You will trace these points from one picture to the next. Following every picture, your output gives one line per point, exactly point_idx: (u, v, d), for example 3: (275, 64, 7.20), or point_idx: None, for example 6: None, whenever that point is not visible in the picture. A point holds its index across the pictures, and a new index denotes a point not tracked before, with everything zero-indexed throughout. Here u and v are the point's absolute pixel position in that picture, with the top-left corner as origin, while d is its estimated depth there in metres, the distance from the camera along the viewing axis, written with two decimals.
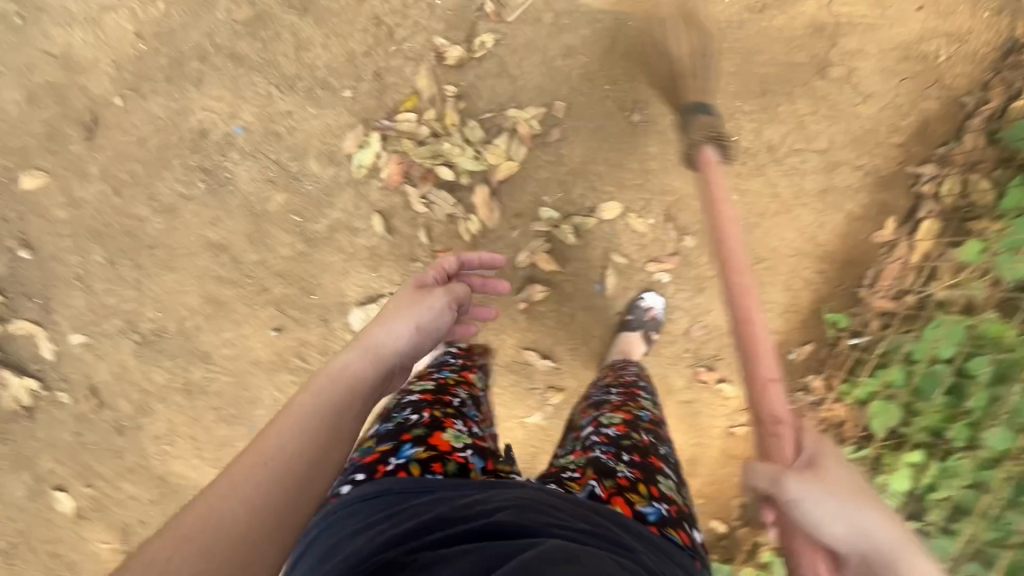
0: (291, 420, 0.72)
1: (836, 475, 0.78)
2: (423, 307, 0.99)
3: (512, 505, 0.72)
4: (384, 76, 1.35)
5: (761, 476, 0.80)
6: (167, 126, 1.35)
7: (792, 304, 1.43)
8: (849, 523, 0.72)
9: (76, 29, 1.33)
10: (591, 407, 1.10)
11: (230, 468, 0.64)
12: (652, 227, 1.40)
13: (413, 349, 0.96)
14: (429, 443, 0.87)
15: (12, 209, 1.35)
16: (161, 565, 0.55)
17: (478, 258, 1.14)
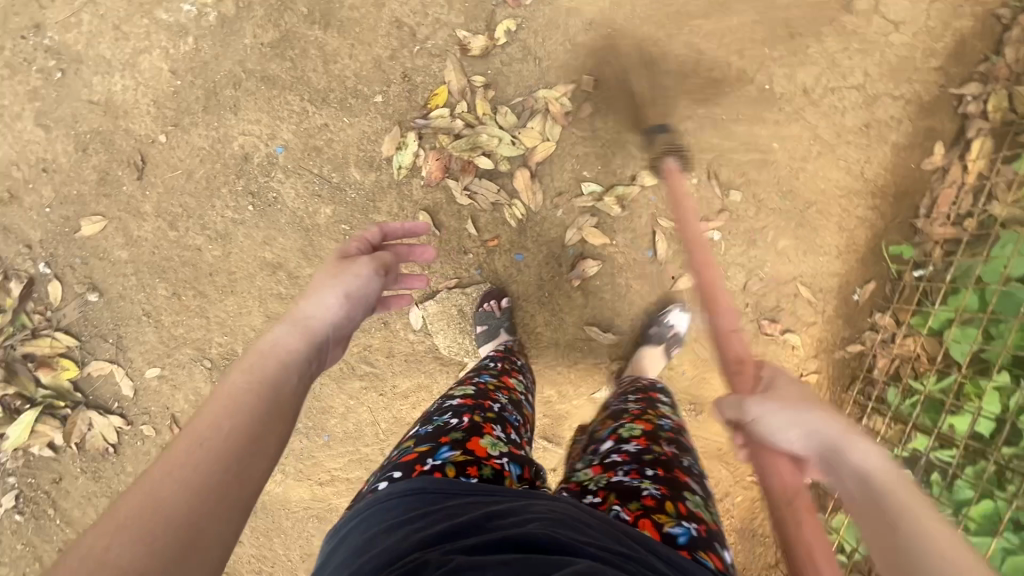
0: (223, 401, 0.64)
1: (791, 394, 0.82)
2: (348, 274, 0.88)
3: (545, 517, 0.72)
4: (412, 76, 1.38)
5: (726, 407, 0.87)
6: (211, 155, 1.39)
7: (850, 244, 1.41)
8: (801, 428, 0.75)
9: (114, 75, 1.37)
10: (610, 419, 1.09)
11: (164, 454, 0.58)
12: (696, 186, 1.40)
13: (346, 320, 0.86)
14: (466, 447, 0.91)
15: (76, 255, 1.40)
16: (95, 556, 0.48)
17: (400, 224, 0.99)
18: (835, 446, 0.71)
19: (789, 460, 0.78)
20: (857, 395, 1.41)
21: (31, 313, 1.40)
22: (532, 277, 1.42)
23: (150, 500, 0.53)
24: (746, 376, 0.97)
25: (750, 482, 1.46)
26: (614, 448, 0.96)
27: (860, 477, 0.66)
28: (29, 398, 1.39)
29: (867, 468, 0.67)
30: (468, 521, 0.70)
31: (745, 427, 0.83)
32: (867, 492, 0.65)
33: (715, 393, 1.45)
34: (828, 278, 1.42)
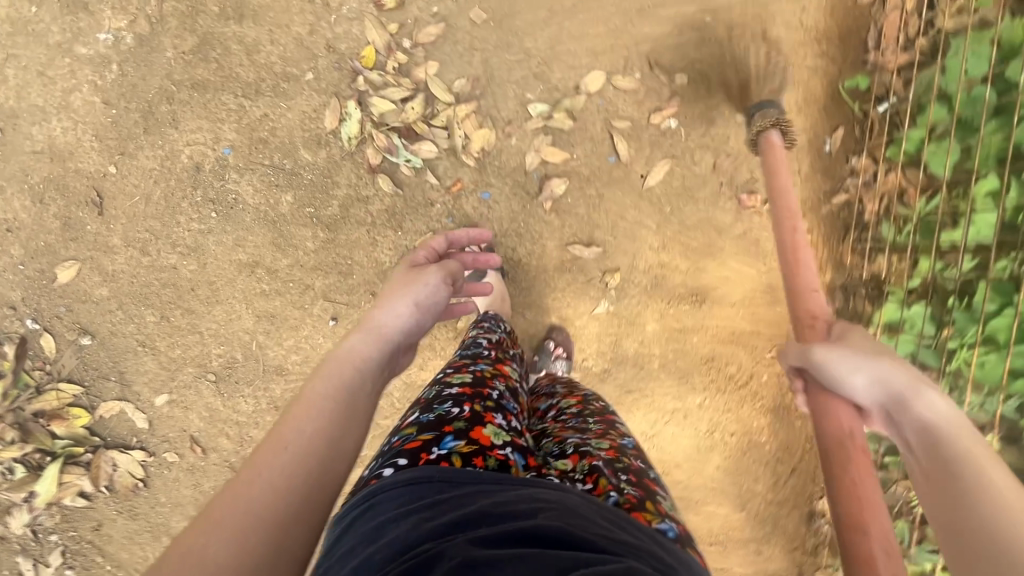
0: (306, 407, 0.74)
1: (862, 343, 0.80)
2: (419, 285, 1.04)
3: (557, 507, 0.70)
4: (336, 45, 1.37)
5: (793, 354, 0.85)
6: (163, 174, 1.40)
7: (807, 97, 1.38)
8: (872, 374, 0.74)
9: (51, 120, 1.38)
10: (567, 429, 1.01)
11: (254, 457, 0.66)
12: (641, 80, 1.38)
13: (415, 326, 1.01)
14: (471, 437, 0.83)
15: (60, 304, 1.41)
16: (198, 552, 0.55)
17: (465, 234, 1.28)
18: (900, 393, 0.71)
19: (851, 407, 0.77)
20: (854, 243, 1.38)
21: (31, 371, 1.41)
22: (504, 211, 1.41)
23: (240, 504, 0.61)
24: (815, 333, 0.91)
25: (771, 359, 1.44)
26: (587, 448, 0.93)
27: (927, 429, 0.67)
28: (50, 452, 1.40)
29: (931, 417, 0.68)
30: (477, 508, 0.68)
31: (810, 373, 0.82)
32: (929, 442, 0.66)
33: (714, 280, 1.43)
34: (795, 137, 1.39)
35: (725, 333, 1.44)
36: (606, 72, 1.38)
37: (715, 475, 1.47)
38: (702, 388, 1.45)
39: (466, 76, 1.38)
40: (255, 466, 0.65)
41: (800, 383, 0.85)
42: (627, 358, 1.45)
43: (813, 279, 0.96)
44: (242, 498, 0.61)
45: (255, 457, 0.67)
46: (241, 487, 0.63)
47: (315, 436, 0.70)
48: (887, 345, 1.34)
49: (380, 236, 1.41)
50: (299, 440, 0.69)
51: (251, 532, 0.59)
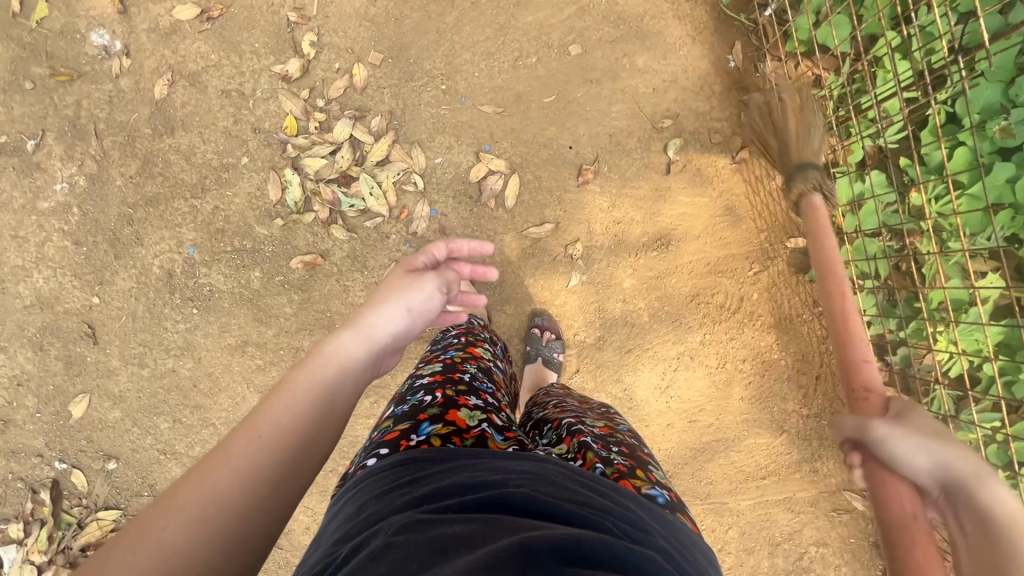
0: (292, 396, 0.66)
1: (924, 423, 0.78)
2: (411, 288, 0.86)
3: (530, 476, 0.70)
4: (261, 125, 1.48)
5: (845, 426, 0.84)
6: (142, 289, 1.49)
7: (697, 25, 1.44)
8: (935, 453, 0.72)
9: (32, 274, 1.50)
10: (564, 410, 1.06)
11: (226, 442, 0.59)
12: (539, 64, 1.47)
13: (404, 336, 0.84)
14: (447, 420, 0.85)
15: (80, 437, 1.49)
16: (157, 536, 0.50)
17: (468, 242, 0.97)
18: (963, 479, 0.69)
19: (908, 485, 0.75)
20: None
21: (70, 509, 1.47)
22: (455, 220, 1.47)
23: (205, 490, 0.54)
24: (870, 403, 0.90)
25: (754, 276, 1.43)
26: (579, 427, 0.96)
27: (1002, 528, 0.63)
28: None
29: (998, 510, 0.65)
30: (450, 481, 0.68)
31: (866, 445, 0.81)
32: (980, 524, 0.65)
33: (672, 219, 1.45)
34: (698, 64, 1.45)
35: (702, 265, 1.44)
36: (507, 68, 1.47)
37: (742, 408, 1.43)
38: (699, 326, 1.44)
39: (383, 113, 1.47)
40: (225, 453, 0.58)
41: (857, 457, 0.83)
42: (616, 319, 1.45)
43: (865, 351, 0.97)
44: (211, 482, 0.55)
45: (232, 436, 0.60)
46: (207, 472, 0.55)
47: (297, 425, 0.63)
48: (852, 223, 1.34)
49: (350, 281, 1.47)
50: (279, 427, 0.62)
51: (213, 527, 0.52)
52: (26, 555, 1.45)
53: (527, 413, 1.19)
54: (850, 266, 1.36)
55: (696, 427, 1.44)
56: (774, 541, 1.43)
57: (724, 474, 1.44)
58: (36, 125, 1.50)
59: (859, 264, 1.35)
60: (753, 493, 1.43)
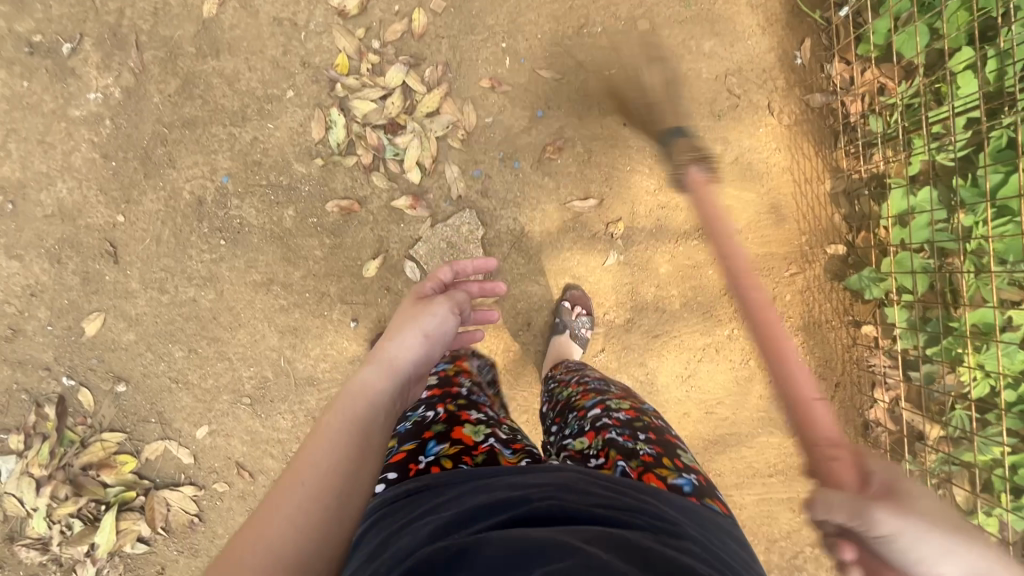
0: (326, 440, 0.76)
1: (931, 501, 0.67)
2: (426, 314, 1.03)
3: (551, 488, 0.74)
4: (310, 60, 1.43)
5: (835, 506, 0.66)
6: (169, 213, 1.45)
7: (769, 16, 1.41)
8: (963, 565, 0.62)
9: (56, 184, 1.45)
10: (591, 390, 1.10)
11: (274, 492, 0.69)
12: (604, 34, 1.43)
13: (425, 358, 1.00)
14: (453, 438, 0.92)
15: (91, 356, 1.46)
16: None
17: (469, 262, 1.16)
18: None
19: None
20: (848, 145, 1.40)
21: (73, 426, 1.45)
22: (498, 184, 1.44)
23: (260, 538, 0.63)
24: (845, 464, 0.72)
25: (791, 278, 1.43)
26: (604, 418, 0.99)
27: None
28: (103, 501, 1.43)
29: None
30: (474, 504, 0.72)
31: (859, 534, 0.67)
32: None
33: (717, 211, 1.44)
34: (765, 57, 1.42)
35: (740, 260, 1.44)
36: (571, 35, 1.43)
37: (759, 405, 1.44)
38: (729, 320, 1.44)
39: (438, 64, 1.43)
40: (274, 502, 0.67)
41: (847, 542, 0.71)
42: (647, 304, 1.44)
43: (812, 388, 0.87)
44: (262, 533, 0.64)
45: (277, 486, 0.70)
46: (260, 525, 0.65)
47: (334, 468, 0.72)
48: (902, 236, 1.34)
49: (384, 232, 1.44)
50: (318, 475, 0.71)
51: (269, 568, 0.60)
52: (24, 467, 1.43)
53: (550, 395, 1.22)
54: (890, 278, 1.36)
55: (712, 419, 1.45)
56: (772, 538, 1.46)
57: (732, 468, 1.45)
58: (74, 28, 1.43)
59: (899, 277, 1.35)
60: (759, 489, 1.45)
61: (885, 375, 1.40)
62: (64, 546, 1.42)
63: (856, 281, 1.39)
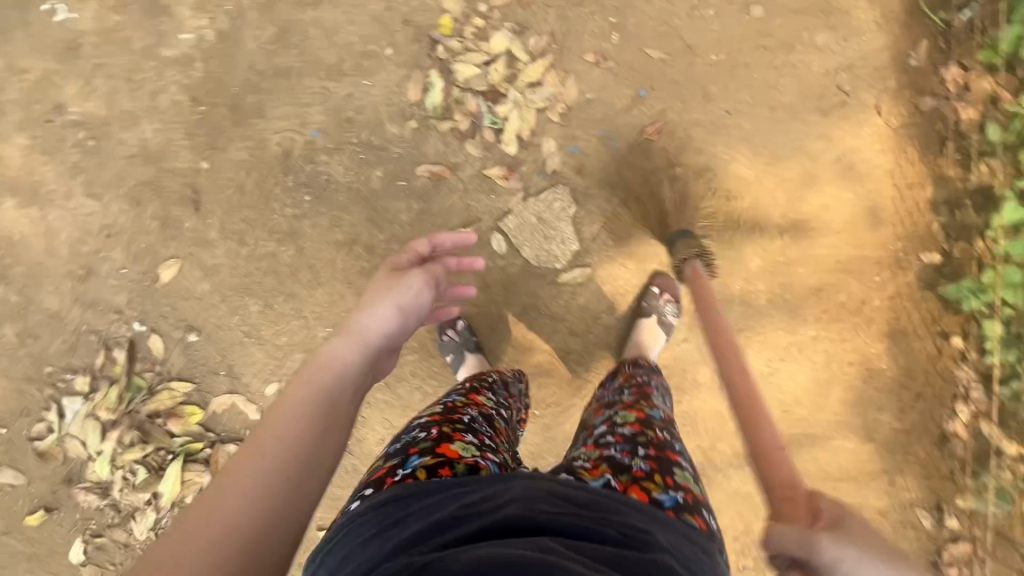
0: (287, 415, 0.70)
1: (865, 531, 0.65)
2: (401, 286, 0.92)
3: (520, 495, 0.72)
4: (412, 19, 1.39)
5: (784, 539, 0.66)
6: (255, 163, 1.42)
7: (885, 14, 1.38)
8: None
9: (141, 124, 1.41)
10: (604, 407, 1.09)
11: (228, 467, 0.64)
12: (716, 18, 1.39)
13: (399, 332, 0.90)
14: (436, 452, 0.86)
15: (164, 302, 1.43)
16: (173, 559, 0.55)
17: (453, 235, 1.03)
18: None
19: None
20: (954, 153, 1.38)
21: (141, 372, 1.43)
22: (594, 162, 1.41)
23: (221, 508, 0.60)
24: (796, 505, 0.76)
25: (882, 283, 1.41)
26: (608, 434, 0.97)
27: None
28: (169, 450, 1.42)
29: None
30: (441, 516, 0.70)
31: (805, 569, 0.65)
32: None
33: (813, 209, 1.41)
34: (878, 55, 1.39)
35: (831, 261, 1.41)
36: (682, 15, 1.39)
37: (838, 408, 1.43)
38: (815, 320, 1.42)
39: (544, 34, 1.39)
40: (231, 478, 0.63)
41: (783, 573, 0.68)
42: (733, 296, 1.43)
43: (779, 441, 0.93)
44: (219, 506, 0.60)
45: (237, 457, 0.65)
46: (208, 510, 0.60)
47: (296, 444, 0.68)
48: (1007, 248, 1.35)
49: (474, 202, 1.42)
50: (281, 448, 0.67)
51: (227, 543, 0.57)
52: (90, 410, 1.41)
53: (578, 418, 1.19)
54: (992, 290, 1.36)
55: (789, 418, 1.44)
56: None
57: (804, 469, 1.44)
58: None
59: (1001, 290, 1.35)
60: (829, 492, 1.44)
61: (967, 389, 1.39)
62: (124, 492, 1.41)
63: (954, 290, 1.38)
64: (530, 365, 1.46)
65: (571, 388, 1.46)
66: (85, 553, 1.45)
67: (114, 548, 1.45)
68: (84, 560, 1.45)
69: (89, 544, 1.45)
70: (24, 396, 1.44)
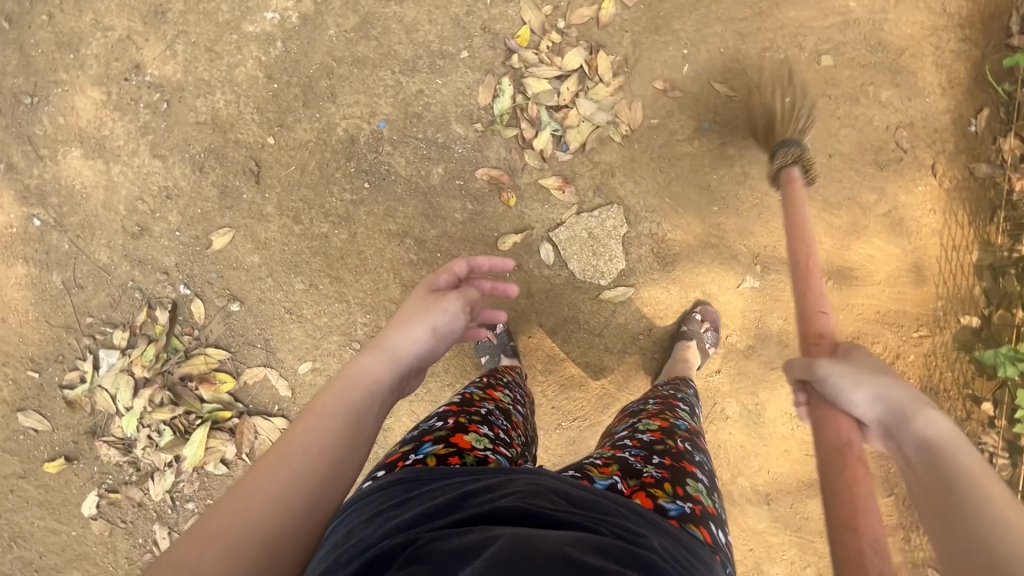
0: (319, 422, 0.69)
1: (865, 361, 0.86)
2: (437, 308, 0.88)
3: (518, 491, 0.70)
4: (491, 26, 1.43)
5: (797, 366, 0.90)
6: (319, 145, 1.45)
7: (951, 78, 1.41)
8: (871, 391, 0.80)
9: (215, 93, 1.45)
10: (627, 417, 1.08)
11: (257, 467, 0.63)
12: (785, 62, 1.42)
13: (428, 355, 0.86)
14: (450, 441, 0.87)
15: (212, 269, 1.45)
16: (191, 563, 0.53)
17: (489, 261, 0.98)
18: (902, 412, 0.76)
19: (851, 421, 0.82)
20: (1003, 221, 1.40)
21: (181, 334, 1.45)
22: (649, 186, 1.43)
23: (242, 514, 0.58)
24: (822, 347, 0.95)
25: (918, 339, 1.43)
26: (626, 439, 0.96)
27: (926, 446, 0.70)
28: (198, 414, 1.44)
29: (934, 438, 0.71)
30: (442, 501, 0.68)
31: (812, 385, 0.88)
32: (928, 461, 0.69)
33: (857, 258, 1.43)
34: (939, 117, 1.41)
35: (871, 311, 1.43)
36: (752, 56, 1.43)
37: None
38: None
39: (617, 56, 1.42)
40: (258, 479, 0.62)
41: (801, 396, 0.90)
42: (771, 334, 1.45)
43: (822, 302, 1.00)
44: (241, 509, 0.58)
45: (262, 462, 0.64)
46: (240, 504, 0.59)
47: (322, 455, 0.66)
48: None
49: (528, 210, 1.44)
50: (307, 458, 0.65)
51: (244, 550, 0.56)
52: (126, 365, 1.44)
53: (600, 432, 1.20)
54: None
55: (811, 462, 1.45)
56: None
57: (820, 515, 1.45)
58: None
59: None
60: None
61: (992, 454, 1.40)
62: (146, 451, 1.45)
63: (989, 355, 1.38)
64: (562, 376, 1.48)
65: (599, 404, 1.48)
66: (97, 507, 1.47)
67: (127, 505, 1.47)
68: (95, 514, 1.48)
69: (104, 499, 1.47)
70: (61, 344, 1.46)
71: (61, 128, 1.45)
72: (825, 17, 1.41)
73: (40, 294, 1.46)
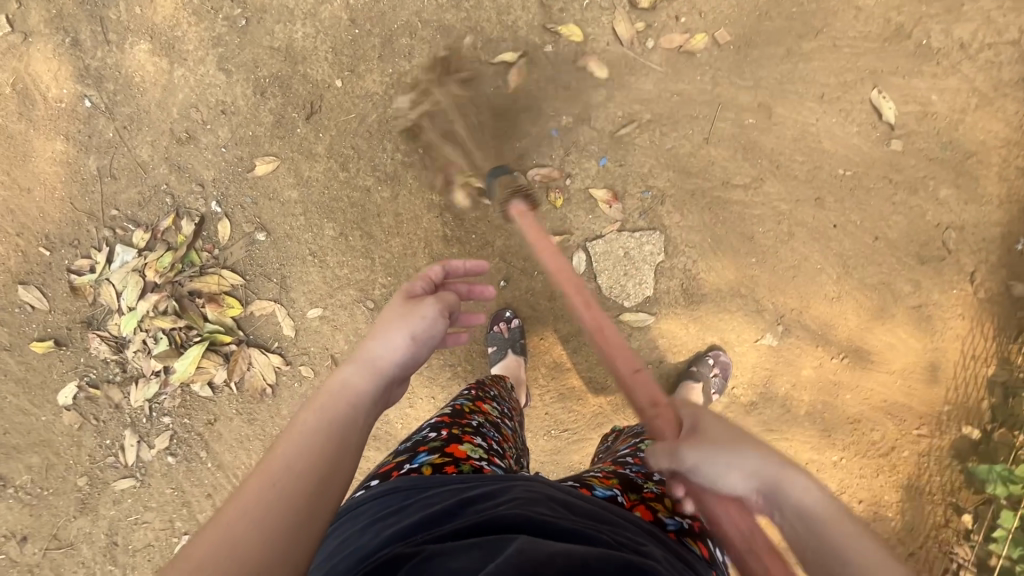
0: (299, 438, 0.63)
1: (721, 430, 0.73)
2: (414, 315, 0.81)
3: (517, 499, 0.69)
4: (581, 28, 1.42)
5: (659, 454, 0.74)
6: (383, 100, 1.44)
7: (1011, 193, 1.41)
8: (744, 470, 0.68)
9: (295, 23, 1.44)
10: (630, 437, 1.08)
11: (240, 489, 0.57)
12: (857, 135, 1.42)
13: (411, 364, 0.79)
14: (445, 451, 0.84)
15: (247, 194, 1.44)
16: None
17: (463, 264, 0.92)
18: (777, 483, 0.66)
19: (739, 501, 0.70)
20: None
21: (201, 249, 1.44)
22: (694, 222, 1.43)
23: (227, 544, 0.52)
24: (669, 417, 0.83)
25: (917, 436, 1.44)
26: (629, 457, 0.96)
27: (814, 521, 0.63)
28: (198, 332, 1.43)
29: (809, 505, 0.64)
30: (441, 508, 0.68)
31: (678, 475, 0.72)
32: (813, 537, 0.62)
33: (878, 344, 1.44)
34: (990, 228, 1.42)
35: (877, 398, 1.44)
36: (826, 123, 1.43)
37: None
38: (841, 447, 1.46)
39: (694, 89, 1.42)
40: (241, 501, 0.56)
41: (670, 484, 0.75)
42: (776, 396, 1.47)
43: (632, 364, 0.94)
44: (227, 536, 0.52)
45: (242, 487, 0.57)
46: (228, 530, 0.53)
47: (307, 471, 0.60)
48: None
49: (572, 215, 1.44)
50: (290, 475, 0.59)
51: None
52: (139, 265, 1.42)
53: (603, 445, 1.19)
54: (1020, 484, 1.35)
55: None
56: None
57: None
58: None
59: None
60: None
61: (960, 566, 1.41)
62: (137, 355, 1.43)
63: (982, 470, 1.39)
64: (562, 385, 1.48)
65: (591, 421, 1.48)
66: (74, 399, 1.46)
67: (104, 405, 1.45)
68: (69, 405, 1.46)
69: (82, 392, 1.45)
70: (79, 229, 1.44)
71: (134, 19, 1.44)
72: (904, 104, 1.41)
73: (71, 175, 1.45)
